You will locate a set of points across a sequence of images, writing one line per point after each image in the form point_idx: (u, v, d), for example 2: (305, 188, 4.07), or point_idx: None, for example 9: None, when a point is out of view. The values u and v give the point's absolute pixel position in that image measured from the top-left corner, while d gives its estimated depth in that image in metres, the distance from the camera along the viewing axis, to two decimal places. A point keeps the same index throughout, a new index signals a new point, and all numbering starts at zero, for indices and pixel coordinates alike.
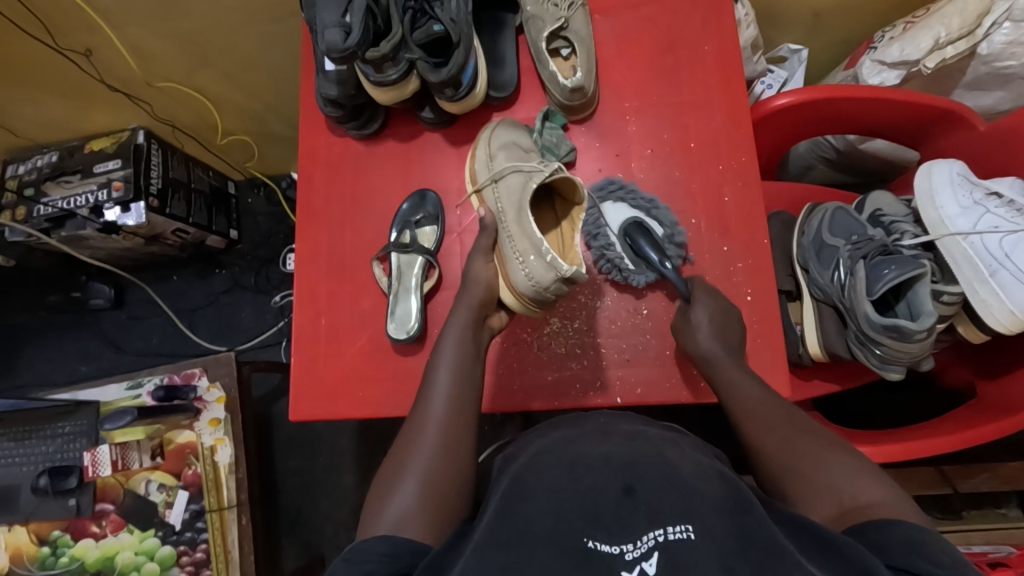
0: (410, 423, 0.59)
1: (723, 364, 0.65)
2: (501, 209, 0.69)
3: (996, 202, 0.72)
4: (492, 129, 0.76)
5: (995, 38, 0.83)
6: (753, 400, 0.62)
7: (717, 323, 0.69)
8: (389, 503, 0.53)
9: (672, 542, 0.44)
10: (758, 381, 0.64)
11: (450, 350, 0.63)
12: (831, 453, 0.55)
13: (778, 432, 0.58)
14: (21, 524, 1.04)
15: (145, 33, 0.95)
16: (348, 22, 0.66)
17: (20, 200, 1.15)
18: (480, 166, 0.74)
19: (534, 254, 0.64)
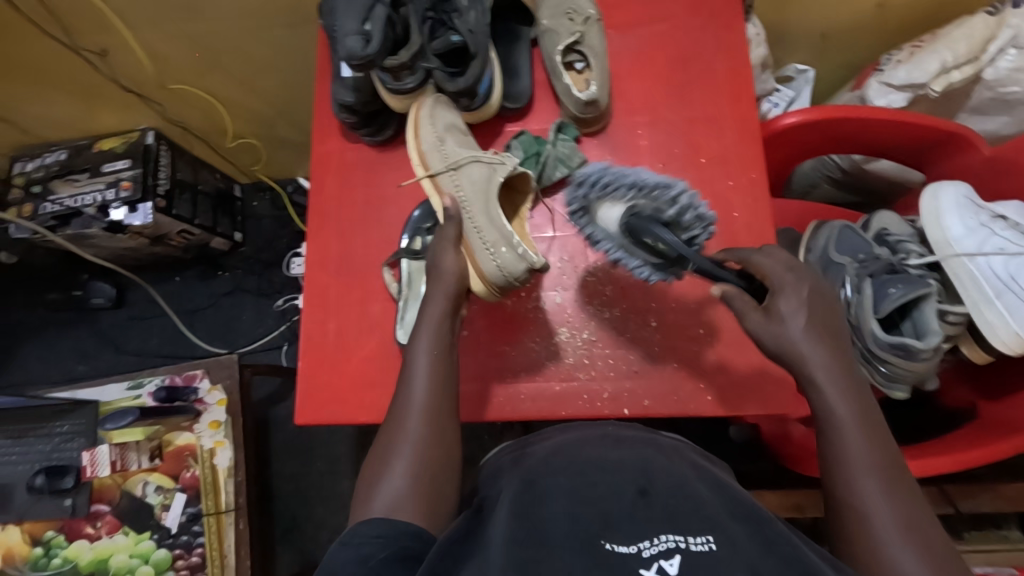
0: (395, 407, 0.57)
1: (828, 383, 0.54)
2: (465, 197, 0.67)
3: (1001, 225, 0.74)
4: (432, 105, 0.72)
5: (1000, 64, 0.85)
6: (850, 438, 0.52)
7: (820, 328, 0.54)
8: (381, 485, 0.52)
9: (694, 551, 0.43)
10: (865, 412, 0.53)
11: (426, 335, 0.60)
12: (913, 533, 0.48)
13: (863, 481, 0.50)
14: (14, 523, 1.03)
15: (161, 35, 0.95)
16: (367, 30, 0.66)
17: (27, 197, 1.15)
18: (429, 152, 0.70)
19: (506, 245, 0.62)
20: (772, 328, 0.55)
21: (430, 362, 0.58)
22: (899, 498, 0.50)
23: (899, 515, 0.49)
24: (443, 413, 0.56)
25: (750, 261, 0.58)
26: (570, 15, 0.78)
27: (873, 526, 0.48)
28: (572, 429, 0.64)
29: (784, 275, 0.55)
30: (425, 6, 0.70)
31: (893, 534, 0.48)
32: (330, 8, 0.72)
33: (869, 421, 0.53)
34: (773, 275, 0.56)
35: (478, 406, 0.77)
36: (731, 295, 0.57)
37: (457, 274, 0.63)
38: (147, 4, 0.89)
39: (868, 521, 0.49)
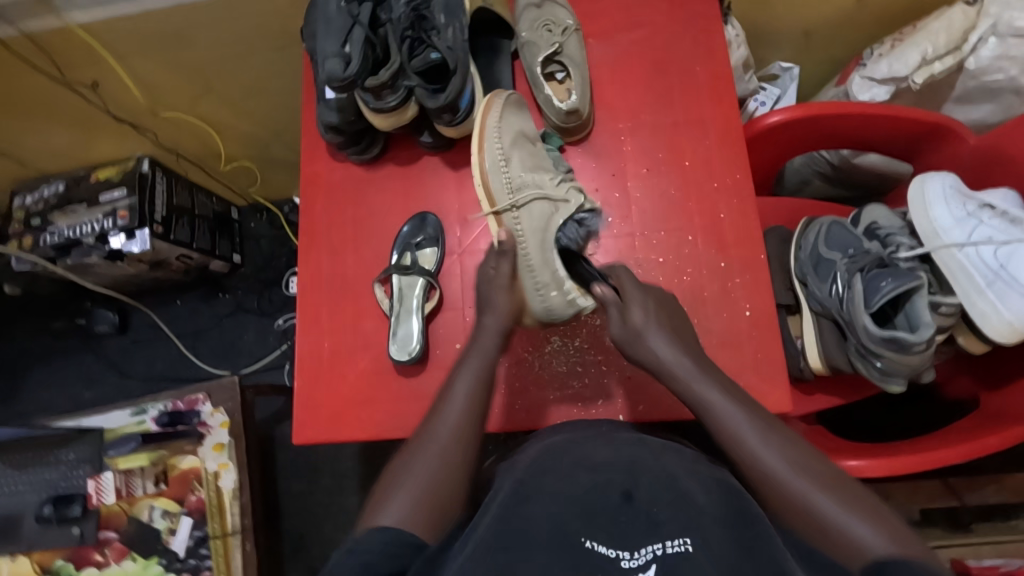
0: (425, 423, 0.58)
1: (688, 369, 0.60)
2: (522, 233, 0.67)
3: (990, 214, 0.73)
4: (500, 114, 0.71)
5: (982, 54, 0.85)
6: (720, 407, 0.56)
7: (670, 322, 0.64)
8: (394, 495, 0.52)
9: (670, 554, 0.44)
10: (719, 382, 0.59)
11: (473, 365, 0.62)
12: (803, 468, 0.51)
13: (747, 438, 0.54)
14: (24, 553, 1.04)
15: (149, 64, 0.97)
16: (347, 52, 0.68)
17: (27, 229, 1.17)
18: (493, 170, 0.67)
19: (557, 290, 0.66)
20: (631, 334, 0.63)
21: (471, 386, 0.60)
22: (778, 440, 0.53)
23: (787, 454, 0.52)
24: (471, 428, 0.57)
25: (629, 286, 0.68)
26: (550, 26, 0.79)
27: (770, 476, 0.51)
28: (563, 430, 0.64)
29: (630, 285, 0.65)
30: (404, 25, 0.71)
31: (792, 475, 0.51)
32: (311, 31, 0.73)
33: (727, 388, 0.58)
34: (627, 287, 0.65)
35: None
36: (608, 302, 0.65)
37: (510, 314, 0.66)
38: (134, 35, 0.90)
39: (769, 475, 0.52)
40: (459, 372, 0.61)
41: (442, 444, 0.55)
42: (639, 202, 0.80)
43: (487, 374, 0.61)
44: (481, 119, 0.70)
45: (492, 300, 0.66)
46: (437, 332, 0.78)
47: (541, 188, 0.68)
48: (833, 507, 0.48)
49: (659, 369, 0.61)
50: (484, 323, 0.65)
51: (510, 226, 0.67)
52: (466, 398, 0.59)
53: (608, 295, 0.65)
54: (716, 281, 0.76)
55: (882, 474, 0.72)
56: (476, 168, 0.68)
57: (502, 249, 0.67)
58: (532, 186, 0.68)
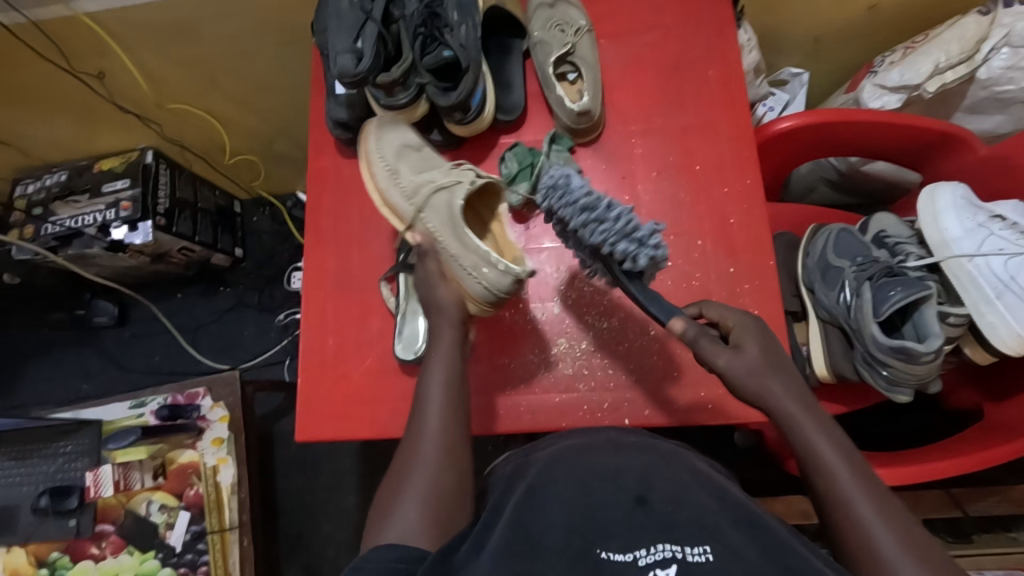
0: (410, 430, 0.57)
1: (780, 396, 0.56)
2: (433, 226, 0.66)
3: (999, 225, 0.73)
4: (376, 137, 0.73)
5: (993, 63, 0.85)
6: (817, 441, 0.54)
7: (773, 351, 0.59)
8: (397, 510, 0.51)
9: (690, 561, 0.44)
10: (830, 431, 0.55)
11: (439, 362, 0.60)
12: (886, 515, 0.49)
13: (856, 503, 0.50)
14: (20, 545, 1.03)
15: (157, 57, 0.96)
16: (359, 48, 0.67)
17: (28, 218, 1.16)
18: (388, 185, 0.71)
19: (484, 265, 0.61)
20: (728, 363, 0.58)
21: (443, 387, 0.58)
22: (865, 485, 0.51)
23: (871, 501, 0.50)
24: (458, 435, 0.56)
25: (709, 309, 0.63)
26: (562, 27, 0.79)
27: (877, 553, 0.47)
28: (574, 435, 0.64)
29: (744, 319, 0.61)
30: (416, 22, 0.70)
31: (898, 553, 0.47)
32: (323, 26, 0.73)
33: (825, 423, 0.56)
34: (728, 321, 0.61)
35: (476, 419, 0.76)
36: (695, 337, 0.59)
37: (456, 305, 0.64)
38: (142, 26, 0.89)
39: (838, 511, 0.51)
40: (428, 375, 0.59)
41: (432, 454, 0.54)
42: (648, 205, 0.79)
43: (457, 376, 0.60)
44: (364, 148, 0.74)
45: (437, 300, 0.64)
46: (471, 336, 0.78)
47: (436, 179, 0.68)
48: (900, 556, 0.46)
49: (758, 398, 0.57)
50: (437, 324, 0.64)
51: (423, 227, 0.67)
52: (444, 405, 0.57)
53: (694, 331, 0.60)
54: (724, 287, 0.76)
55: (889, 484, 0.71)
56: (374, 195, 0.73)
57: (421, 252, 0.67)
58: (427, 180, 0.68)
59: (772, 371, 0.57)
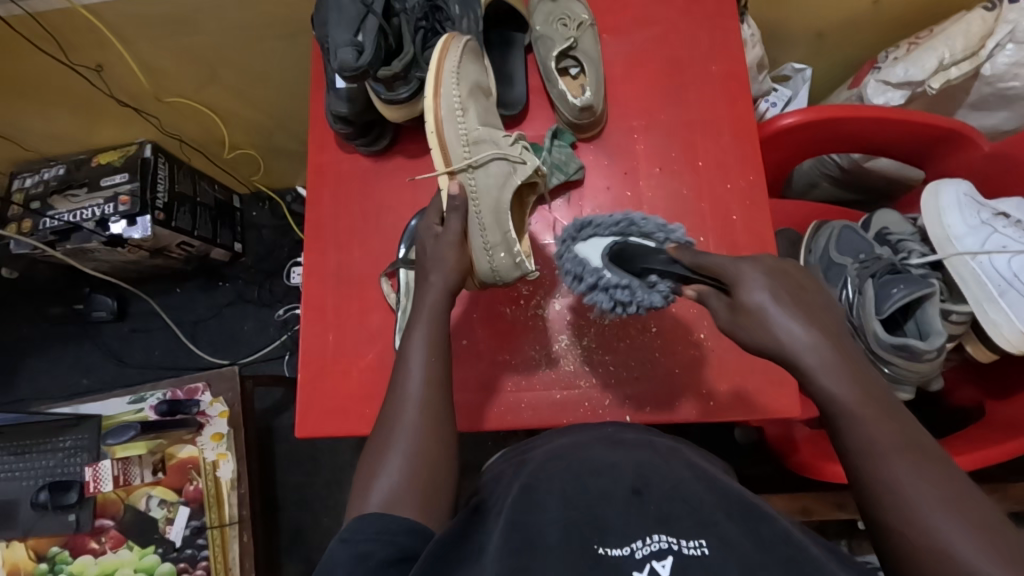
0: (390, 398, 0.56)
1: (816, 359, 0.46)
2: (474, 190, 0.62)
3: (1003, 222, 0.73)
4: (458, 60, 0.65)
5: (998, 60, 0.84)
6: (862, 422, 0.45)
7: (797, 304, 0.48)
8: (380, 478, 0.51)
9: (686, 554, 0.43)
10: (856, 373, 0.46)
11: (424, 327, 0.59)
12: (956, 507, 0.41)
13: (889, 460, 0.43)
14: (19, 540, 1.03)
15: (156, 50, 0.95)
16: (360, 41, 0.66)
17: (26, 213, 1.15)
18: (446, 118, 0.62)
19: (505, 252, 0.63)
20: (737, 320, 0.50)
21: (425, 352, 0.57)
22: (932, 473, 0.42)
23: (943, 492, 0.41)
24: (441, 403, 0.55)
25: (706, 262, 0.54)
26: (565, 21, 0.79)
27: (908, 507, 0.41)
28: (572, 432, 0.64)
29: (742, 265, 0.50)
30: (418, 16, 0.71)
31: (934, 510, 0.41)
32: (323, 20, 0.72)
33: (875, 396, 0.46)
34: (726, 270, 0.51)
35: (477, 416, 0.76)
36: (706, 295, 0.54)
37: (458, 271, 0.62)
38: (140, 19, 0.88)
39: (897, 507, 0.42)
40: (411, 340, 0.58)
41: (412, 416, 0.54)
42: (650, 201, 0.79)
43: (445, 345, 0.58)
44: (438, 61, 0.64)
45: (439, 255, 0.62)
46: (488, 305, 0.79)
47: (497, 146, 0.64)
48: (934, 508, 0.41)
49: (767, 352, 0.49)
50: (431, 281, 0.61)
51: (463, 183, 0.62)
52: (427, 372, 0.56)
53: (706, 289, 0.54)
54: None
55: None
56: (429, 112, 0.62)
57: (452, 202, 0.62)
58: (489, 141, 0.64)
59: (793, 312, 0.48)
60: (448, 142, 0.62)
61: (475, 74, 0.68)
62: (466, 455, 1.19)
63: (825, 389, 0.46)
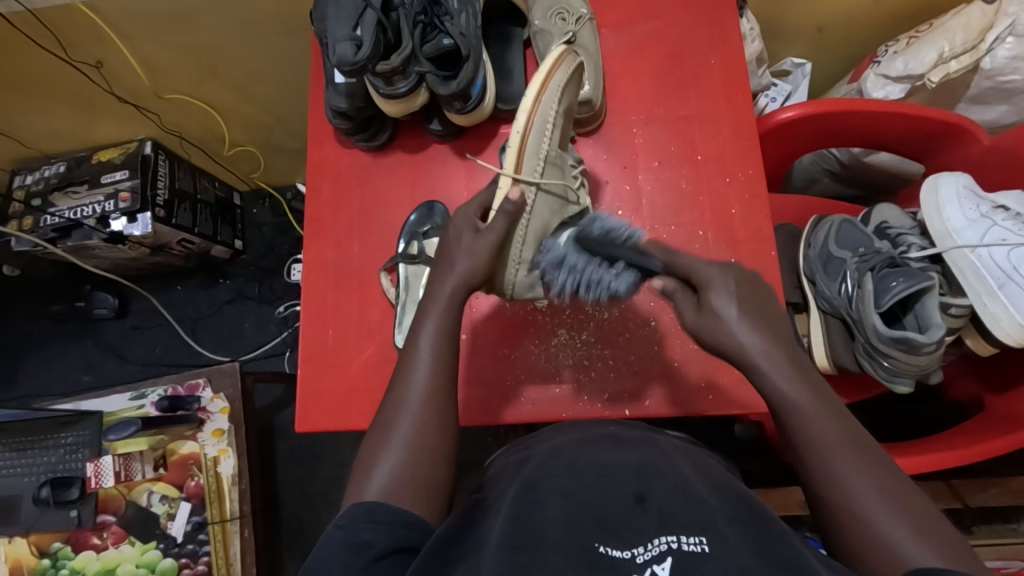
0: (395, 381, 0.55)
1: (773, 363, 0.49)
2: (531, 206, 0.62)
3: (1002, 215, 0.73)
4: (569, 78, 0.66)
5: (998, 53, 0.84)
6: (810, 417, 0.48)
7: (756, 312, 0.50)
8: (380, 463, 0.51)
9: (685, 550, 0.44)
10: (804, 374, 0.50)
11: (434, 312, 0.56)
12: (895, 503, 0.44)
13: (837, 457, 0.47)
14: (22, 535, 1.03)
15: (156, 46, 0.96)
16: (359, 35, 0.67)
17: (27, 210, 1.15)
18: (537, 127, 0.63)
19: (528, 270, 0.63)
20: (706, 322, 0.51)
21: (434, 333, 0.55)
22: (870, 465, 0.46)
23: (879, 485, 0.45)
24: (444, 389, 0.54)
25: (677, 260, 0.56)
26: (564, 15, 0.78)
27: (848, 499, 0.45)
28: (577, 428, 0.64)
29: (712, 269, 0.52)
30: (416, 10, 0.69)
31: (871, 500, 0.45)
32: (321, 14, 0.72)
33: (823, 395, 0.49)
34: (701, 272, 0.53)
35: (477, 410, 0.76)
36: (673, 292, 0.54)
37: (484, 273, 0.58)
38: (140, 16, 0.89)
39: (845, 505, 0.45)
40: (419, 328, 0.56)
41: (412, 414, 0.52)
42: (649, 195, 0.79)
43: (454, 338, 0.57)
44: (552, 70, 0.64)
45: (473, 250, 0.57)
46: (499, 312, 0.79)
47: (562, 181, 0.66)
48: (873, 497, 0.45)
49: (723, 352, 0.51)
50: (455, 269, 0.57)
51: (523, 194, 0.61)
52: (432, 354, 0.54)
53: (673, 286, 0.55)
54: None
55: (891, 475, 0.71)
56: (526, 112, 0.62)
57: (507, 205, 0.59)
58: (556, 170, 0.66)
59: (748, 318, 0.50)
60: (526, 149, 0.62)
61: (570, 96, 0.68)
62: (466, 451, 1.20)
63: (775, 386, 0.50)
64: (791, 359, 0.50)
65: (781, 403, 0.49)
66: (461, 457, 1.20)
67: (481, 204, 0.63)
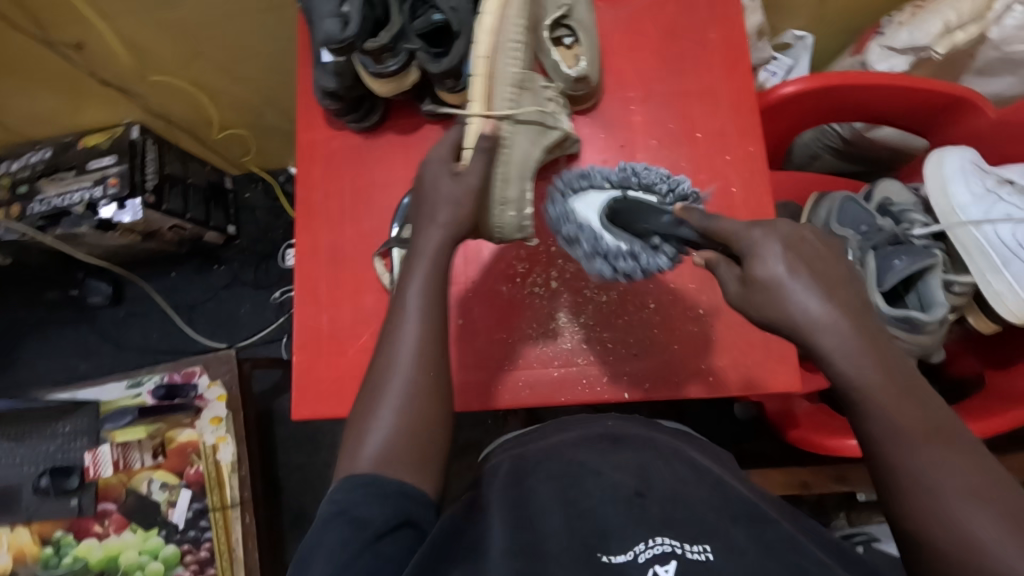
0: (381, 352, 0.53)
1: (843, 338, 0.44)
2: (509, 139, 0.61)
3: (1009, 189, 0.73)
4: None
5: (1006, 22, 0.81)
6: (881, 396, 0.44)
7: (810, 271, 0.45)
8: (369, 437, 0.49)
9: (690, 558, 0.43)
10: (882, 351, 0.44)
11: (420, 276, 0.55)
12: (983, 497, 0.41)
13: (916, 452, 0.43)
14: (23, 524, 1.03)
15: (138, 26, 0.92)
16: (345, 12, 0.66)
17: (14, 197, 1.13)
18: (501, 48, 0.61)
19: (516, 210, 0.61)
20: (758, 297, 0.46)
21: (423, 307, 0.53)
22: (954, 456, 0.42)
23: (962, 481, 0.41)
24: (439, 360, 0.52)
25: (718, 225, 0.50)
26: None
27: (927, 492, 0.42)
28: (571, 428, 0.63)
29: (755, 233, 0.47)
30: None
31: (955, 497, 0.41)
32: None
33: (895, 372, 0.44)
34: (739, 236, 0.48)
35: (476, 396, 0.75)
36: (716, 263, 0.49)
37: (467, 222, 0.57)
38: None
39: (920, 493, 0.42)
40: (407, 285, 0.54)
41: (396, 399, 0.50)
42: None
43: None
44: None
45: (451, 197, 0.56)
46: (501, 301, 0.77)
47: (537, 105, 0.65)
48: (957, 493, 0.41)
49: (778, 326, 0.46)
50: (434, 223, 0.56)
51: (499, 127, 0.60)
52: (423, 317, 0.53)
53: (714, 257, 0.50)
54: None
55: None
56: (485, 33, 0.60)
57: (483, 142, 0.57)
58: (531, 94, 0.65)
59: (801, 278, 0.45)
60: (496, 77, 0.61)
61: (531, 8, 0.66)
62: (466, 435, 1.20)
63: (844, 371, 0.45)
64: (861, 321, 0.45)
65: (850, 389, 0.44)
66: (461, 440, 1.20)
67: (454, 142, 0.60)
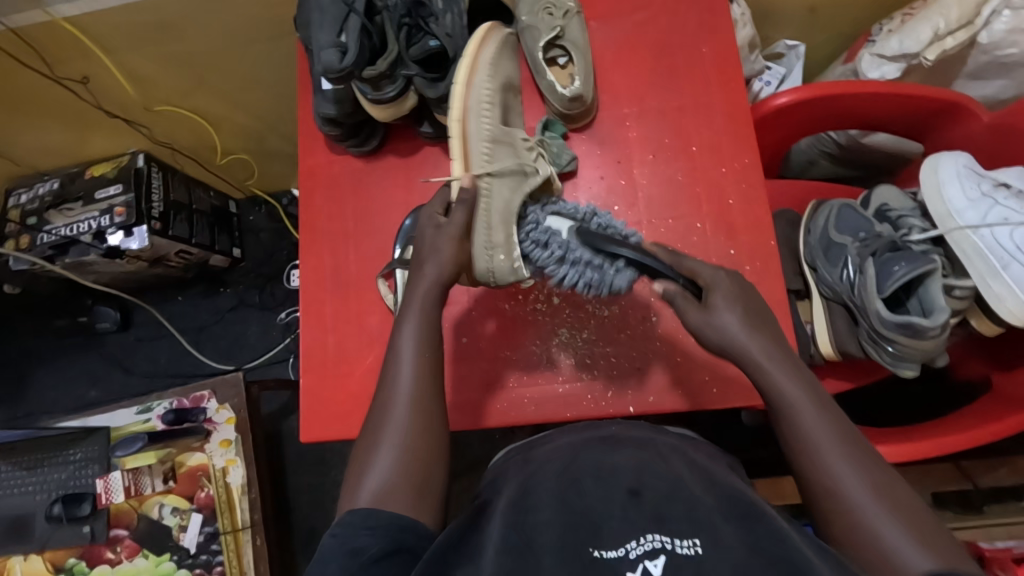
0: (381, 392, 0.55)
1: (766, 366, 0.54)
2: (488, 190, 0.62)
3: (1005, 193, 0.72)
4: (492, 52, 0.68)
5: (995, 26, 0.82)
6: (806, 419, 0.51)
7: (752, 317, 0.56)
8: (369, 473, 0.51)
9: (680, 553, 0.44)
10: (802, 375, 0.54)
11: (414, 318, 0.57)
12: (885, 497, 0.47)
13: (830, 458, 0.49)
14: (36, 553, 1.04)
15: (142, 59, 0.95)
16: (343, 42, 0.67)
17: (24, 228, 1.15)
18: (473, 111, 0.64)
19: (506, 254, 0.61)
20: (711, 322, 0.56)
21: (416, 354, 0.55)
22: (863, 462, 0.49)
23: (869, 481, 0.48)
24: (430, 394, 0.54)
25: (685, 263, 0.60)
26: (551, 9, 0.77)
27: (839, 491, 0.48)
28: (574, 432, 0.63)
29: (717, 274, 0.59)
30: (400, 13, 0.70)
31: (861, 496, 0.47)
32: (306, 21, 0.73)
33: (814, 392, 0.53)
34: (703, 274, 0.59)
35: (483, 414, 0.76)
36: (674, 294, 0.59)
37: (455, 264, 0.58)
38: (125, 28, 0.88)
39: (832, 493, 0.48)
40: (400, 331, 0.57)
41: (398, 433, 0.52)
42: (646, 190, 0.78)
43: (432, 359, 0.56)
44: (472, 51, 0.67)
45: (436, 246, 0.58)
46: (505, 320, 0.78)
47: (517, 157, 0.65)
48: (865, 492, 0.47)
49: (726, 350, 0.56)
50: (424, 272, 0.58)
51: (478, 182, 0.61)
52: (414, 355, 0.55)
53: (673, 289, 0.59)
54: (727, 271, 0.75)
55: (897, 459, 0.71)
56: (457, 100, 0.63)
57: (463, 194, 0.59)
58: (510, 146, 0.66)
59: (736, 310, 0.56)
60: (471, 137, 0.63)
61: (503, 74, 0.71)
62: (474, 451, 1.20)
63: (775, 387, 0.54)
64: (787, 358, 0.55)
65: (778, 401, 0.53)
66: (470, 456, 1.20)
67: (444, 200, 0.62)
